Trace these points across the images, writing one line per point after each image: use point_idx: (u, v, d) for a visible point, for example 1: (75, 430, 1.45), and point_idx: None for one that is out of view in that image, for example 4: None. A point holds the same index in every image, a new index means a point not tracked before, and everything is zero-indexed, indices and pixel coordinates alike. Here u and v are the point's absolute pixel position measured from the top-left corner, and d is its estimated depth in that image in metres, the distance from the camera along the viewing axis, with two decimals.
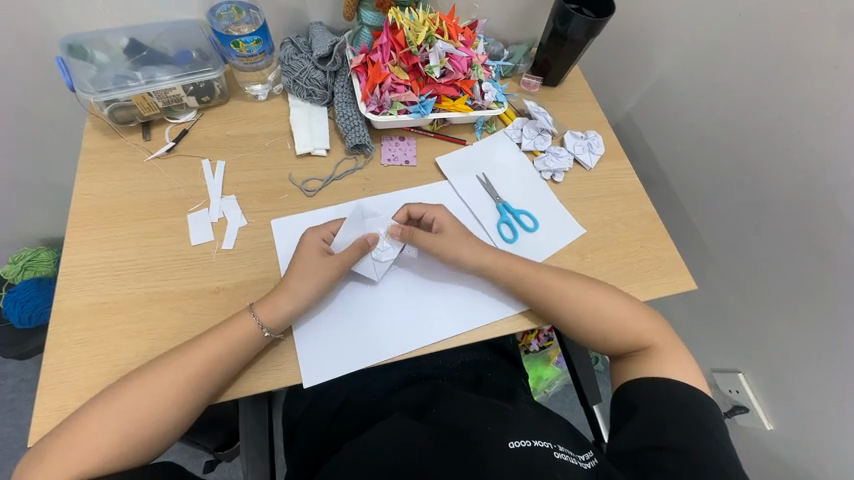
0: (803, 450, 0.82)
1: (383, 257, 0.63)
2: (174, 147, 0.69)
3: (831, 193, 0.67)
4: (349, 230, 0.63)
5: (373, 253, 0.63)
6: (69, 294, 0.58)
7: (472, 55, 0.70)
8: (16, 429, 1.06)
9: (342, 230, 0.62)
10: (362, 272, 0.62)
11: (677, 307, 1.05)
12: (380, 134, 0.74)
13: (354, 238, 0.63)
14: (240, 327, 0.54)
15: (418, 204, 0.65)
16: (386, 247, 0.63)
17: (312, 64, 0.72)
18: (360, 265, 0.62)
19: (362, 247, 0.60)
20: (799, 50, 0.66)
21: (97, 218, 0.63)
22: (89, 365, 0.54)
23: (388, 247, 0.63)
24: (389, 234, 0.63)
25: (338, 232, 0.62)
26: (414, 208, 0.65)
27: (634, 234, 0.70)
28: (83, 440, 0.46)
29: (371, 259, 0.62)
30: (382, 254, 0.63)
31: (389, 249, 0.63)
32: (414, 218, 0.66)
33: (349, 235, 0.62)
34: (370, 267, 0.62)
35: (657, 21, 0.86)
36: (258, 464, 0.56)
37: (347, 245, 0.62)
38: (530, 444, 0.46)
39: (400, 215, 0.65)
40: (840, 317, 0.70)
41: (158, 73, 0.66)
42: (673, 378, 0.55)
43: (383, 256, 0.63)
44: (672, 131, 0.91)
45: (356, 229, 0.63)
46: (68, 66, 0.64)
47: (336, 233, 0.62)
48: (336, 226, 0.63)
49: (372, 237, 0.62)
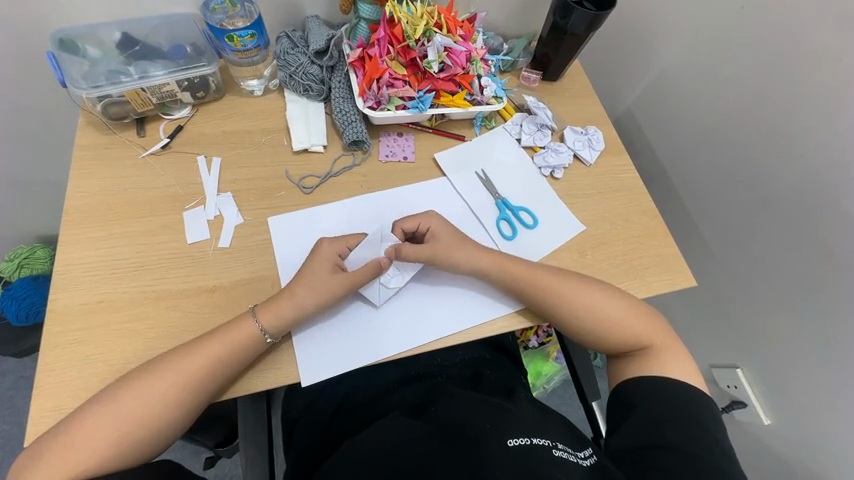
0: (801, 444, 0.83)
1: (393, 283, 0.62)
2: (168, 143, 0.68)
3: (832, 188, 0.66)
4: (365, 249, 0.61)
5: (381, 278, 0.61)
6: (65, 293, 0.57)
7: (470, 50, 0.69)
8: (15, 426, 1.06)
9: (359, 250, 0.61)
10: (367, 295, 0.61)
11: (676, 302, 1.05)
12: (378, 130, 0.73)
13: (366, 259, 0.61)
14: (242, 330, 0.54)
15: (409, 218, 0.64)
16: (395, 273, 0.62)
17: (308, 58, 0.71)
18: (368, 288, 0.61)
19: (376, 269, 0.59)
20: (802, 45, 0.65)
21: (92, 216, 0.62)
22: (85, 365, 0.54)
23: (398, 273, 0.62)
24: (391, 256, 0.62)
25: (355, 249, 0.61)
26: (406, 224, 0.64)
27: (634, 231, 0.70)
28: (82, 439, 0.46)
29: (378, 283, 0.61)
30: (390, 280, 0.62)
31: (398, 275, 0.62)
32: (408, 232, 0.64)
33: (363, 254, 0.61)
34: (376, 291, 0.61)
35: (658, 13, 0.84)
36: (257, 462, 0.56)
37: (361, 264, 0.61)
38: (528, 442, 0.46)
39: (395, 233, 0.64)
40: (840, 313, 0.69)
41: (152, 68, 0.65)
42: (674, 377, 0.54)
43: (391, 282, 0.62)
44: (672, 125, 0.90)
45: (370, 246, 0.62)
46: (60, 61, 0.63)
47: (352, 249, 0.61)
48: (354, 241, 0.62)
49: (385, 260, 0.61)
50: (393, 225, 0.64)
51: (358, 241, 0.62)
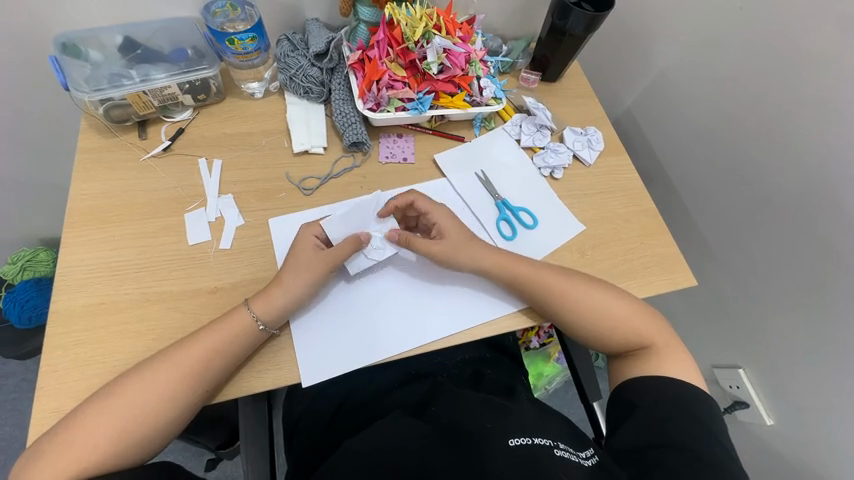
0: (803, 444, 0.83)
1: (379, 256, 0.62)
2: (169, 146, 0.68)
3: (832, 187, 0.66)
4: (344, 226, 0.62)
5: (368, 250, 0.62)
6: (66, 295, 0.58)
7: (470, 51, 0.69)
8: (18, 428, 1.07)
9: (334, 225, 0.61)
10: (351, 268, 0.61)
11: (677, 303, 1.05)
12: (377, 132, 0.73)
13: (346, 234, 0.62)
14: (240, 326, 0.54)
15: (424, 201, 0.64)
16: (384, 247, 0.62)
17: (309, 60, 0.71)
18: (352, 261, 0.61)
19: (356, 243, 0.59)
20: (799, 45, 0.65)
21: (94, 218, 0.63)
22: (87, 366, 0.54)
23: (380, 248, 0.62)
24: (388, 236, 0.62)
25: (328, 226, 0.61)
26: (422, 202, 0.64)
27: (633, 231, 0.70)
28: (83, 436, 0.46)
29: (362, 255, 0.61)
30: (377, 254, 0.62)
31: (380, 249, 0.62)
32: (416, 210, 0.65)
33: (342, 231, 0.61)
34: (358, 263, 0.61)
35: (656, 15, 0.85)
36: (258, 463, 0.55)
37: (340, 237, 0.61)
38: (530, 442, 0.46)
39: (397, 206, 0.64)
40: (841, 313, 0.69)
41: (153, 72, 0.66)
42: (676, 377, 0.54)
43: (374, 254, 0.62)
44: (672, 125, 0.90)
45: (346, 220, 0.62)
46: (63, 64, 0.63)
47: (325, 227, 0.61)
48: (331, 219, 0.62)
49: (366, 234, 0.61)
50: (411, 191, 0.64)
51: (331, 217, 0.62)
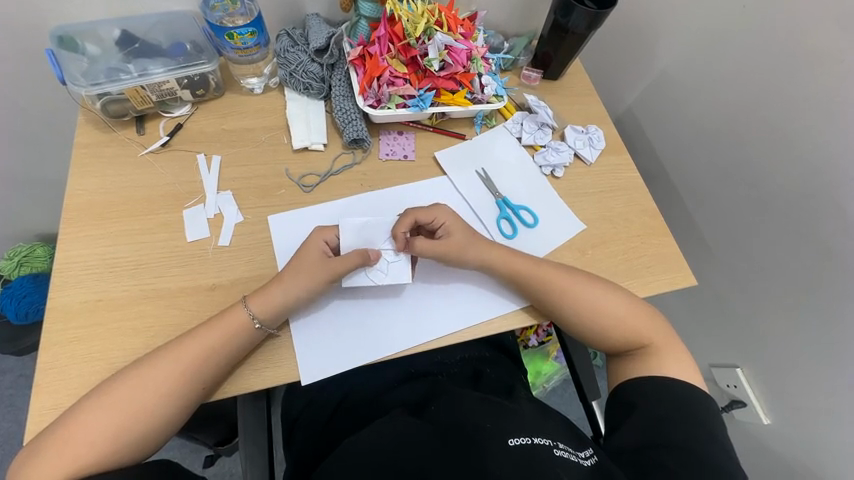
0: (802, 443, 0.83)
1: (381, 279, 0.60)
2: (168, 141, 0.68)
3: (834, 187, 0.66)
4: (353, 238, 0.61)
5: (371, 270, 0.60)
6: (63, 292, 0.57)
7: (472, 47, 0.68)
8: (15, 424, 1.06)
9: (348, 234, 0.61)
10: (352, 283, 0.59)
11: (676, 302, 1.05)
12: (378, 129, 0.72)
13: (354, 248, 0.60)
14: (237, 321, 0.54)
15: (426, 211, 0.62)
16: (386, 272, 0.60)
17: (309, 56, 0.71)
18: (353, 278, 0.59)
19: (363, 258, 0.58)
20: (803, 42, 0.65)
21: (91, 214, 0.62)
22: (84, 363, 0.54)
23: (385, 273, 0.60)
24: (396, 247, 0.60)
25: (342, 233, 0.61)
26: (422, 216, 0.62)
27: (634, 230, 0.69)
28: (79, 435, 0.45)
29: (365, 274, 0.59)
30: (378, 276, 0.60)
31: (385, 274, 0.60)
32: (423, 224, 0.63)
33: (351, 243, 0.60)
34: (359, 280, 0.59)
35: (658, 12, 0.84)
36: (257, 461, 0.55)
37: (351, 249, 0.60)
38: (529, 441, 0.46)
39: (405, 221, 0.61)
40: (841, 312, 0.69)
41: (151, 66, 0.65)
42: (673, 377, 0.54)
43: (378, 277, 0.60)
44: (673, 123, 0.90)
45: (359, 232, 0.61)
46: (60, 58, 0.63)
47: (339, 235, 0.61)
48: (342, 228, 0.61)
49: (374, 251, 0.59)
50: (407, 212, 0.62)
51: (344, 226, 0.61)
